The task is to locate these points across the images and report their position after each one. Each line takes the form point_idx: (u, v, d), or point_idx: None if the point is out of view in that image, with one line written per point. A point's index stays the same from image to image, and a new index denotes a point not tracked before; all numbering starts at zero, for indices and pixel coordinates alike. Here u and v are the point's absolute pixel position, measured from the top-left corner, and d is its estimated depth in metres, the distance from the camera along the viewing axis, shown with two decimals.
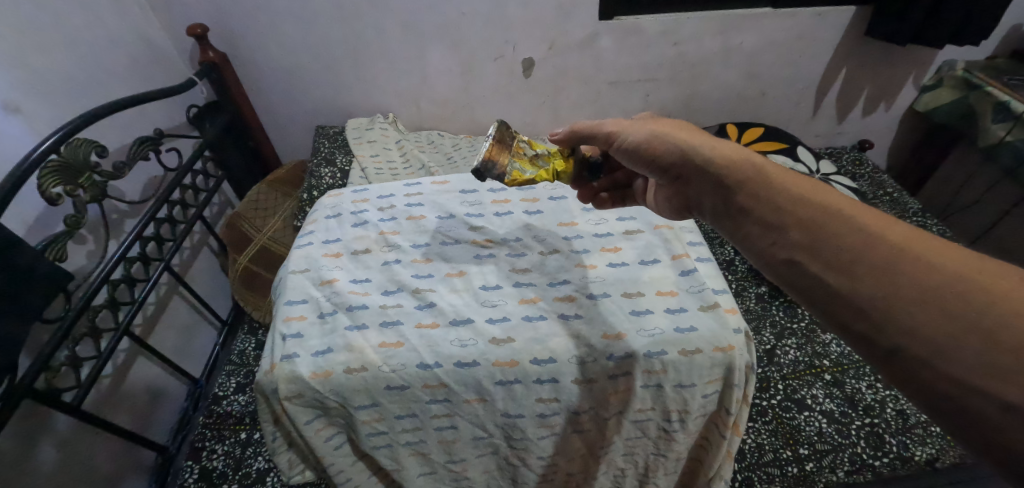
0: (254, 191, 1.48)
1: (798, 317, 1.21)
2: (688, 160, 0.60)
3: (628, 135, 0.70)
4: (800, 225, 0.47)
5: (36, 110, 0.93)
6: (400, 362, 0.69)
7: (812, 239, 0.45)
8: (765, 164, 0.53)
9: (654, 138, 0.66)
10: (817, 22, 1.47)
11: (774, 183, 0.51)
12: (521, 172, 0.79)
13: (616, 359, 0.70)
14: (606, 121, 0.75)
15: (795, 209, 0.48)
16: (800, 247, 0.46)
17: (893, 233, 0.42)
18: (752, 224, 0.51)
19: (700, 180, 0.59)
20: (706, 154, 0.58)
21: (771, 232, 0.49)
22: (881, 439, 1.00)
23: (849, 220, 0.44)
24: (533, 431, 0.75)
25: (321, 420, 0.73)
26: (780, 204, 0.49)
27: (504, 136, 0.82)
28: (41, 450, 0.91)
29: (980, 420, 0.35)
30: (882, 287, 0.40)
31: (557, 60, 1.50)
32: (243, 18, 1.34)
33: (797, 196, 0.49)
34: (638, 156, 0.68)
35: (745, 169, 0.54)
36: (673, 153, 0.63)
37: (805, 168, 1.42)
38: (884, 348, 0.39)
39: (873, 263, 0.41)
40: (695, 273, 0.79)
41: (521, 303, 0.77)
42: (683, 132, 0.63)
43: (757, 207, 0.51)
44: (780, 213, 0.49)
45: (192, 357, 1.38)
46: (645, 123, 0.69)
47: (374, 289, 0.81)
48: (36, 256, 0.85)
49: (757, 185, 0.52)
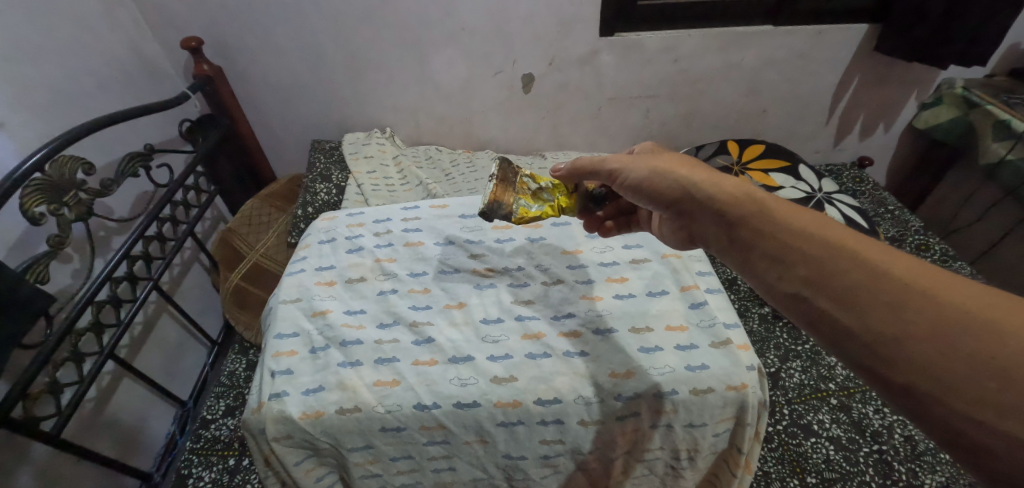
0: (248, 205, 1.43)
1: (801, 339, 1.18)
2: (687, 194, 0.57)
3: (629, 173, 0.67)
4: (807, 259, 0.43)
5: (21, 126, 0.90)
6: (396, 402, 0.66)
7: (817, 273, 0.42)
8: (767, 198, 0.51)
9: (653, 176, 0.63)
10: (817, 40, 1.46)
11: (774, 216, 0.48)
12: (528, 208, 0.80)
13: (624, 399, 0.67)
14: (607, 156, 0.72)
15: (800, 243, 0.45)
16: (806, 281, 0.43)
17: (898, 268, 0.39)
18: (758, 259, 0.48)
19: (699, 215, 0.56)
20: (706, 191, 0.55)
21: (777, 265, 0.45)
22: (890, 467, 0.96)
23: (852, 255, 0.41)
24: (535, 472, 0.72)
25: (311, 460, 0.69)
26: (783, 238, 0.46)
27: (505, 173, 0.82)
28: (17, 480, 0.87)
29: (998, 460, 0.32)
30: (890, 324, 0.37)
31: (557, 76, 1.48)
32: (238, 30, 1.32)
33: (799, 229, 0.46)
34: (639, 192, 0.65)
35: (748, 205, 0.50)
36: (672, 188, 0.60)
37: (806, 186, 1.38)
38: (896, 384, 0.36)
39: (880, 297, 0.38)
40: (706, 306, 0.77)
41: (524, 339, 0.74)
42: (682, 168, 0.61)
43: (759, 240, 0.48)
44: (787, 249, 0.45)
45: (180, 378, 1.34)
46: (646, 161, 0.66)
47: (370, 321, 0.77)
48: (16, 279, 0.81)
49: (761, 220, 0.49)
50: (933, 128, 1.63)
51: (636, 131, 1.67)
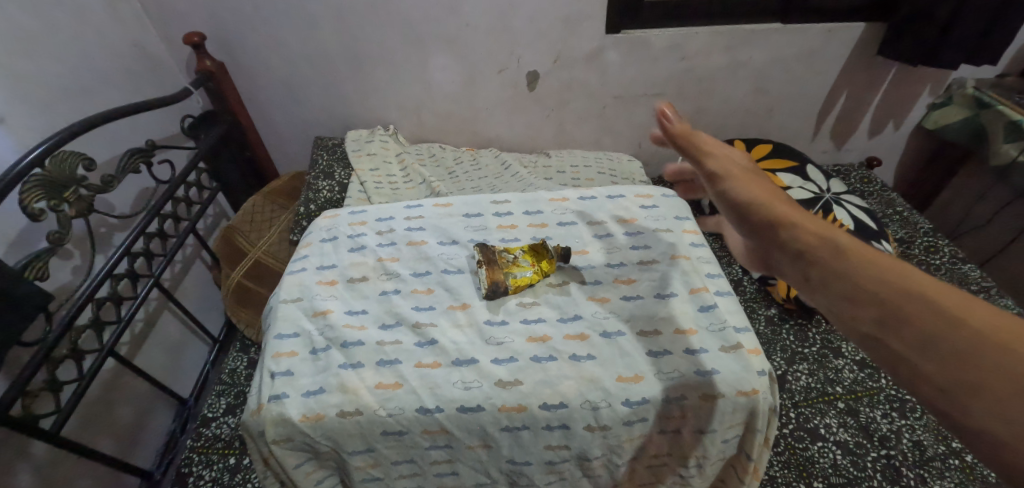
0: (250, 202, 1.43)
1: (809, 341, 1.17)
2: (776, 227, 0.49)
3: (727, 184, 0.55)
4: (878, 300, 0.39)
5: (21, 120, 0.89)
6: (397, 406, 0.65)
7: (890, 312, 0.38)
8: (852, 243, 0.44)
9: (750, 200, 0.53)
10: (826, 38, 1.43)
11: (851, 257, 0.43)
12: (523, 275, 0.80)
13: (632, 404, 0.66)
14: (713, 147, 0.59)
15: (871, 284, 0.40)
16: (876, 321, 0.39)
17: (976, 317, 0.36)
18: (826, 294, 0.43)
19: (773, 249, 0.49)
20: (791, 228, 0.48)
21: (845, 304, 0.41)
22: (898, 472, 0.94)
23: (926, 298, 0.38)
24: (540, 477, 0.71)
25: (312, 463, 0.68)
26: (856, 278, 0.41)
27: (487, 254, 0.82)
28: (16, 480, 0.86)
29: None
30: (968, 374, 0.34)
31: (563, 73, 1.46)
32: (241, 25, 1.30)
33: (872, 267, 0.41)
34: (732, 209, 0.54)
35: (822, 244, 0.45)
36: (763, 215, 0.51)
37: (814, 187, 1.34)
38: (971, 430, 0.34)
39: (956, 346, 0.35)
40: (716, 309, 0.75)
41: (530, 341, 0.72)
42: (783, 204, 0.51)
43: (831, 277, 0.43)
44: (859, 288, 0.41)
45: (180, 376, 1.33)
46: (751, 181, 0.55)
47: (371, 322, 0.76)
48: (14, 277, 0.80)
49: (835, 259, 0.43)
50: (943, 128, 1.61)
51: (640, 130, 1.65)
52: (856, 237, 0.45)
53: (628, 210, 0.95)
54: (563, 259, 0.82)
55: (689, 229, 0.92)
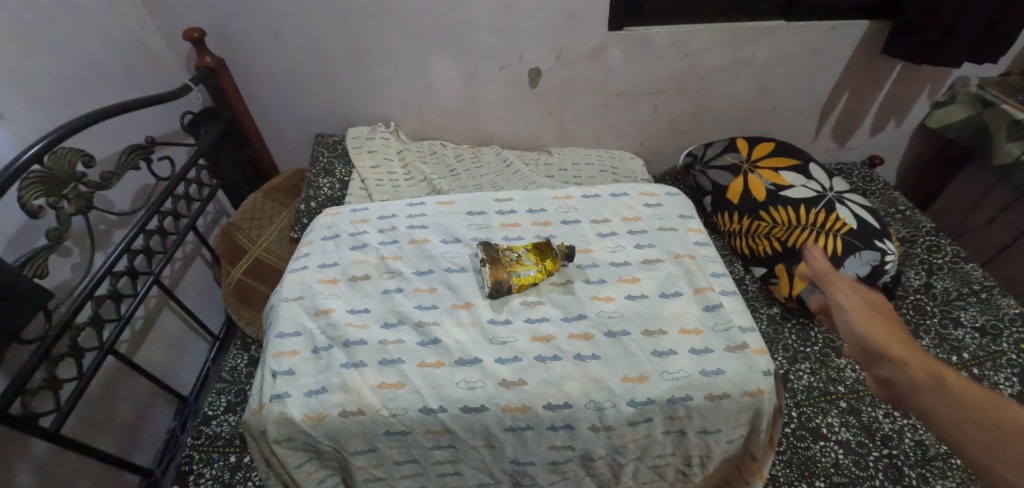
0: (251, 199, 1.42)
1: (811, 340, 1.16)
2: (885, 357, 0.58)
3: (847, 316, 0.66)
4: (987, 431, 0.46)
5: (19, 116, 0.88)
6: (400, 406, 0.64)
7: (996, 442, 0.45)
8: (961, 381, 0.51)
9: (866, 331, 0.62)
10: (830, 36, 1.43)
11: (959, 391, 0.50)
12: (526, 273, 0.79)
13: (637, 404, 0.65)
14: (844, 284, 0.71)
15: (978, 418, 0.47)
16: (984, 447, 0.45)
17: None
18: (935, 418, 0.50)
19: (882, 374, 0.57)
20: (902, 361, 0.56)
21: (955, 431, 0.48)
22: (900, 471, 0.94)
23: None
24: (543, 477, 0.70)
25: (314, 462, 0.68)
26: (964, 410, 0.48)
27: (491, 253, 0.81)
28: (15, 477, 0.85)
29: None
30: None
31: (565, 71, 1.45)
32: (241, 21, 1.29)
33: (981, 405, 0.48)
34: (849, 338, 0.64)
35: (932, 379, 0.52)
36: (877, 346, 0.60)
37: (817, 186, 1.32)
38: None
39: None
40: (721, 309, 0.75)
41: (533, 341, 0.72)
42: (898, 341, 0.60)
43: (938, 404, 0.50)
44: (968, 419, 0.47)
45: (180, 374, 1.32)
46: (870, 316, 0.65)
47: (374, 320, 0.75)
48: (13, 274, 0.79)
49: (942, 391, 0.51)
50: (946, 127, 1.60)
51: (642, 128, 1.64)
52: (969, 378, 0.51)
53: (632, 208, 0.94)
54: (567, 259, 0.82)
55: (694, 227, 0.91)
